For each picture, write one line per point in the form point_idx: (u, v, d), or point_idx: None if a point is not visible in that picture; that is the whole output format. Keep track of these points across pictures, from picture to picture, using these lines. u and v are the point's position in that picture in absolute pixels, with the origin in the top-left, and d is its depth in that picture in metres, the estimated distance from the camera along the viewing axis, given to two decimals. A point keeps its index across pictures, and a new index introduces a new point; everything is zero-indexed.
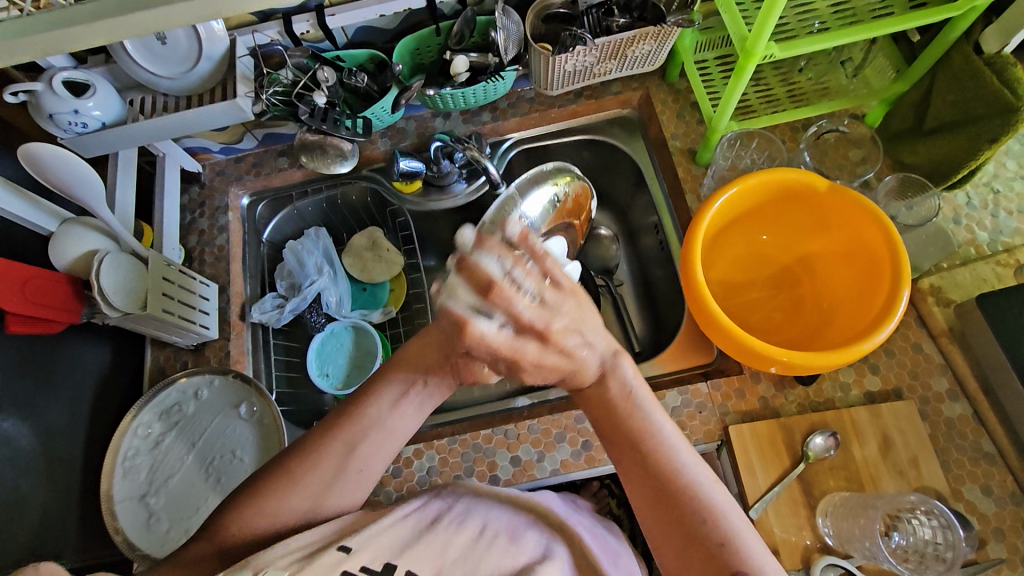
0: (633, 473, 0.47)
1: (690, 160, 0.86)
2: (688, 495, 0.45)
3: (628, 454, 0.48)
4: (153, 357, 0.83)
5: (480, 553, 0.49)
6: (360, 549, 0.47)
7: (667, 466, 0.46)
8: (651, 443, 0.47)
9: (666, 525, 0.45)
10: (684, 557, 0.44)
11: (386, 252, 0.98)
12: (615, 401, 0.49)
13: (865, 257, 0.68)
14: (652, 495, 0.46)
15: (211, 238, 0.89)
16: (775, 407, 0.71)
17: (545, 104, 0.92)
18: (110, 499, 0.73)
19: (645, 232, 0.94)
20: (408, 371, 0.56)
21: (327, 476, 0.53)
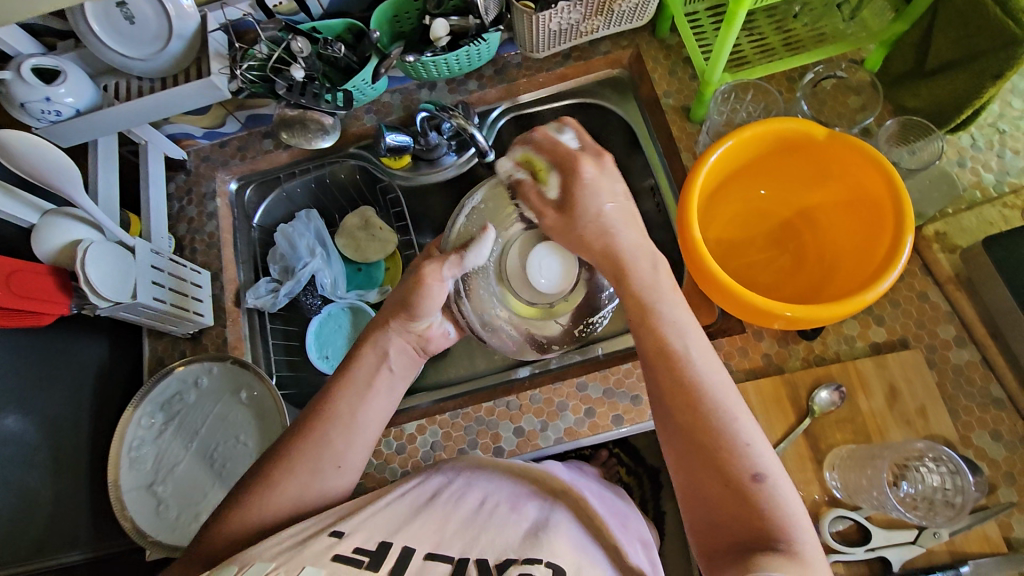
0: (654, 369, 0.49)
1: (684, 118, 0.84)
2: (707, 395, 0.47)
3: (651, 348, 0.50)
4: (151, 348, 0.83)
5: (478, 524, 0.48)
6: (352, 532, 0.46)
7: (689, 365, 0.48)
8: (674, 341, 0.49)
9: (682, 421, 0.47)
10: (697, 454, 0.46)
11: (378, 231, 0.95)
12: (647, 298, 0.52)
13: (863, 195, 0.66)
14: (674, 392, 0.48)
15: (201, 225, 0.87)
16: (779, 363, 0.70)
17: (533, 69, 0.89)
18: (118, 489, 0.73)
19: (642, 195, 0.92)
20: (370, 362, 0.59)
21: (306, 470, 0.54)
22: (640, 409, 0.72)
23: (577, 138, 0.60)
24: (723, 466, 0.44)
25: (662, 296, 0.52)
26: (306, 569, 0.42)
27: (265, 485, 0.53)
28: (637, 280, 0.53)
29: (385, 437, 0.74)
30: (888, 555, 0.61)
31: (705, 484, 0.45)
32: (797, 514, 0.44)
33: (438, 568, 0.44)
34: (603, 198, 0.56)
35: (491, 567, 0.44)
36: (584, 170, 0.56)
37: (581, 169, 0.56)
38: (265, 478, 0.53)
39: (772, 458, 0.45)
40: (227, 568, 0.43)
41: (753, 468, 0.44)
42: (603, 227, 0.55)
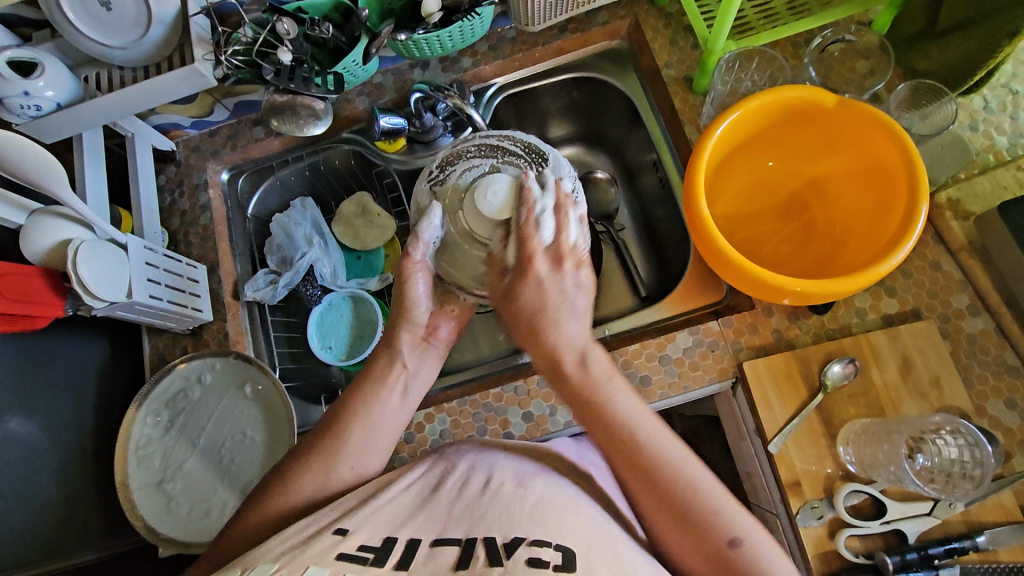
0: (615, 460, 0.52)
1: (686, 89, 0.81)
2: (672, 472, 0.50)
3: (607, 437, 0.52)
4: (151, 345, 0.81)
5: (486, 504, 0.47)
6: (357, 528, 0.45)
7: (649, 449, 0.51)
8: (629, 426, 0.52)
9: (652, 500, 0.50)
10: (677, 528, 0.49)
11: (376, 218, 0.94)
12: (589, 389, 0.54)
13: (874, 171, 0.65)
14: (636, 474, 0.51)
15: (195, 218, 0.85)
16: (790, 339, 0.69)
17: (528, 43, 0.86)
18: (128, 487, 0.73)
19: (645, 171, 0.90)
20: (385, 363, 0.61)
21: (320, 467, 0.54)
22: (650, 390, 0.70)
23: (552, 233, 0.59)
24: (700, 537, 0.48)
25: (612, 390, 0.54)
26: (310, 568, 0.41)
27: (280, 485, 0.53)
28: (573, 375, 0.55)
29: None
30: (903, 528, 0.61)
31: (692, 556, 0.49)
32: (776, 560, 0.48)
33: (446, 552, 0.43)
34: (547, 297, 0.57)
35: (500, 548, 0.42)
36: (535, 270, 0.57)
37: (534, 267, 0.57)
38: (281, 478, 0.53)
39: (744, 518, 0.49)
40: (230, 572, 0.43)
41: (727, 534, 0.48)
42: (553, 321, 0.57)
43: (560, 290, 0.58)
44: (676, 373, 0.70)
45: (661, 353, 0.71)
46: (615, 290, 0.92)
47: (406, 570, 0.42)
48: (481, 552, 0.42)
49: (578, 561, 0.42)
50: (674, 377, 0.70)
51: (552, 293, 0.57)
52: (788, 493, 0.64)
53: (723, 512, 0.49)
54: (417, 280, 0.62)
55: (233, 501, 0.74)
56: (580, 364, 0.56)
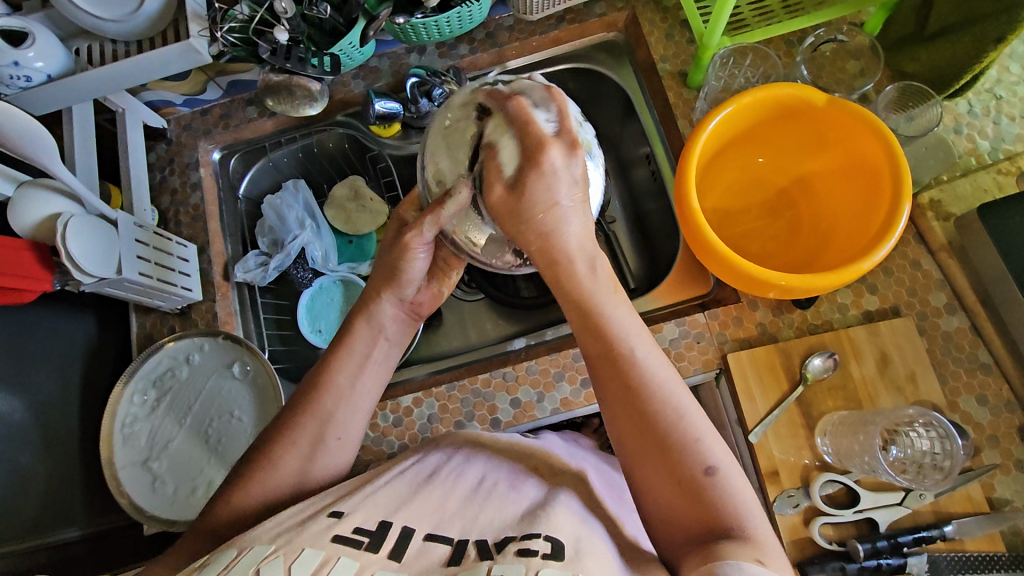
0: (598, 371, 0.49)
1: (681, 84, 0.82)
2: (657, 392, 0.47)
3: (596, 346, 0.49)
4: (139, 324, 0.81)
5: (476, 505, 0.48)
6: (352, 511, 0.46)
7: (632, 368, 0.47)
8: (617, 342, 0.48)
9: (625, 421, 0.47)
10: (650, 452, 0.46)
11: (369, 202, 0.93)
12: (586, 295, 0.50)
13: (859, 170, 0.66)
14: (617, 390, 0.47)
15: (185, 197, 0.85)
16: (773, 332, 0.71)
17: (526, 32, 0.87)
18: (113, 466, 0.73)
19: (638, 164, 0.91)
20: (367, 331, 0.58)
21: (307, 444, 0.54)
22: None
23: (555, 119, 0.50)
24: (676, 467, 0.45)
25: (608, 300, 0.50)
26: (305, 552, 0.42)
27: (268, 465, 0.54)
28: (576, 277, 0.50)
29: (382, 411, 0.74)
30: (875, 517, 0.63)
31: (659, 479, 0.45)
32: (749, 503, 0.44)
33: (437, 548, 0.44)
34: (535, 210, 0.49)
35: (491, 547, 0.43)
36: (548, 160, 0.47)
37: (546, 155, 0.47)
38: (268, 455, 0.54)
39: (722, 451, 0.45)
40: (227, 552, 0.44)
41: (703, 464, 0.44)
42: (554, 220, 0.49)
43: (556, 183, 0.48)
44: None
45: None
46: None
47: (399, 562, 0.42)
48: (472, 552, 0.43)
49: (567, 551, 0.42)
50: None
51: (564, 184, 0.48)
52: (766, 482, 0.66)
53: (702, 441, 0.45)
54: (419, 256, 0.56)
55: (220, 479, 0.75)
56: (576, 269, 0.50)
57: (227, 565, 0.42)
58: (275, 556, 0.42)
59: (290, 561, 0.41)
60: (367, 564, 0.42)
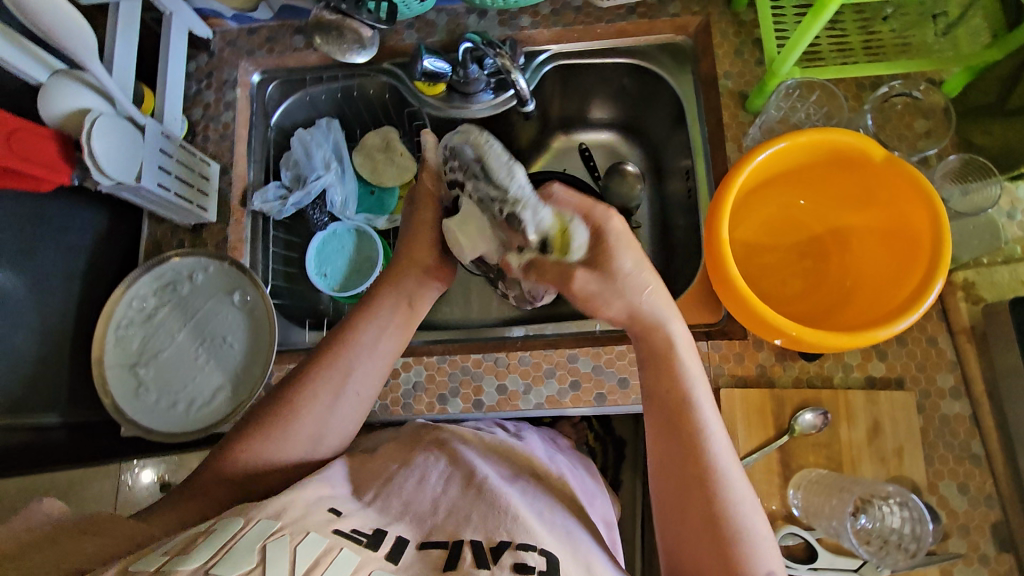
0: (674, 452, 0.51)
1: (738, 105, 0.79)
2: (725, 487, 0.49)
3: (672, 431, 0.52)
4: (150, 231, 0.81)
5: (469, 505, 0.48)
6: (349, 514, 0.45)
7: (711, 459, 0.50)
8: (706, 432, 0.51)
9: (692, 507, 0.49)
10: (706, 540, 0.48)
11: (397, 156, 0.92)
12: (675, 381, 0.53)
13: (907, 243, 0.63)
14: (688, 476, 0.50)
15: (217, 113, 0.84)
16: (771, 376, 0.70)
17: (591, 17, 0.84)
18: (101, 364, 0.75)
19: (675, 175, 0.93)
20: (394, 294, 0.61)
21: (328, 396, 0.56)
22: (625, 392, 0.72)
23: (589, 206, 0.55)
24: (732, 562, 0.46)
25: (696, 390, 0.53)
26: (310, 535, 0.40)
27: (284, 416, 0.55)
28: (671, 363, 0.53)
29: None
30: None
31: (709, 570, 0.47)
32: None
33: (434, 553, 0.43)
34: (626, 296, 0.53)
35: (486, 551, 0.43)
36: (612, 223, 0.52)
37: (608, 219, 0.52)
38: (287, 403, 0.56)
39: (774, 555, 0.48)
40: (233, 521, 0.42)
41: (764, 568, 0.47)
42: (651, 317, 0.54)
43: (629, 271, 0.53)
44: None
45: None
46: None
47: (395, 563, 0.41)
48: (467, 555, 0.42)
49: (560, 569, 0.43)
50: None
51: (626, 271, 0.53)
52: None
53: (760, 545, 0.48)
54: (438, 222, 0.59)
55: (200, 399, 0.75)
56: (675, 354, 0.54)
57: (232, 534, 0.40)
58: (281, 535, 0.40)
59: (296, 541, 0.40)
60: (367, 559, 0.40)
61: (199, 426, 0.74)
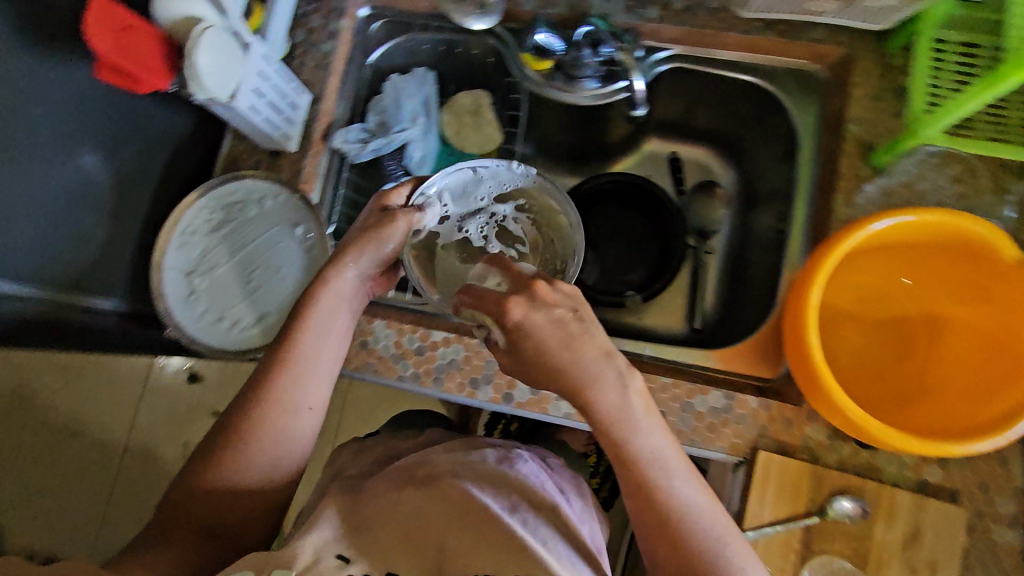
0: (634, 499, 0.51)
1: (861, 156, 0.72)
2: (694, 529, 0.49)
3: (627, 480, 0.50)
4: (230, 145, 0.81)
5: (479, 543, 0.48)
6: (356, 557, 0.47)
7: (673, 502, 0.49)
8: (661, 476, 0.50)
9: (665, 548, 0.49)
10: None
11: (485, 124, 0.89)
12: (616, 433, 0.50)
13: (1004, 364, 0.58)
14: (654, 517, 0.50)
15: (318, 41, 0.81)
16: (816, 451, 0.66)
17: (726, 24, 0.77)
18: (160, 265, 0.76)
19: (765, 211, 0.87)
20: (332, 304, 0.59)
21: (277, 415, 0.55)
22: None
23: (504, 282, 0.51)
24: None
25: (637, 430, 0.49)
26: None
27: (233, 458, 0.54)
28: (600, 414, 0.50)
29: (411, 333, 0.75)
30: None
31: None
32: None
33: None
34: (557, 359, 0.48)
35: None
36: (510, 317, 0.47)
37: (506, 313, 0.47)
38: (235, 445, 0.54)
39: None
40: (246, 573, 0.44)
41: None
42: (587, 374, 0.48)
43: (547, 326, 0.47)
44: (690, 424, 0.69)
45: (686, 399, 0.69)
46: (670, 309, 0.95)
47: None
48: None
49: None
50: (686, 427, 0.68)
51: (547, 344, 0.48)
52: None
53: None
54: (382, 248, 0.60)
55: (244, 322, 0.77)
56: (608, 411, 0.49)
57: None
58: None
59: None
60: None
61: (238, 347, 0.76)
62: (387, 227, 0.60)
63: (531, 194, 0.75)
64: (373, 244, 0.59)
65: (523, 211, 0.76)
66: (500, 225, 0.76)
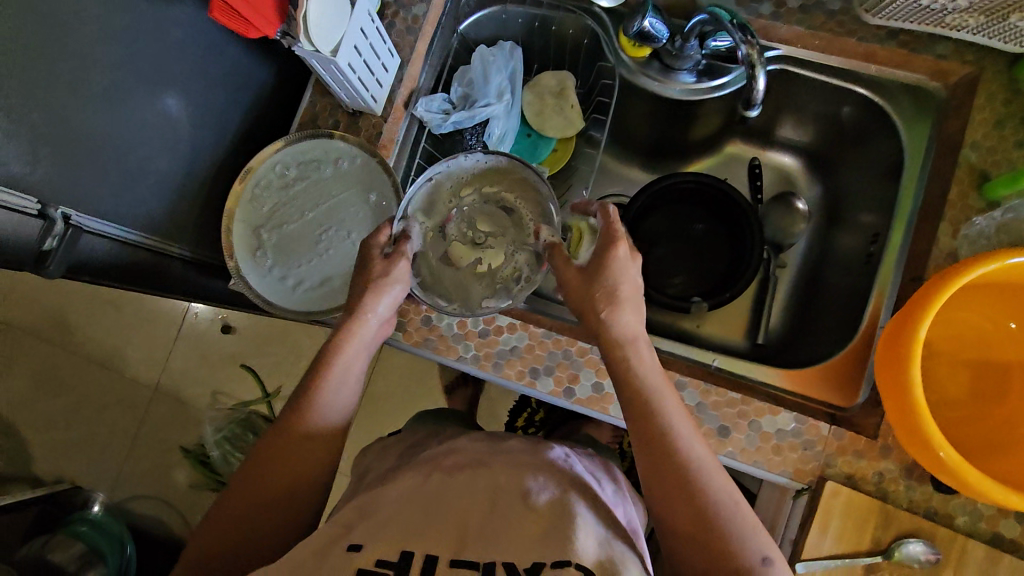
0: (647, 455, 0.51)
1: (975, 185, 0.68)
2: (708, 481, 0.49)
3: (643, 434, 0.52)
4: (309, 102, 0.79)
5: (498, 531, 0.45)
6: (367, 544, 0.45)
7: (689, 452, 0.50)
8: (675, 428, 0.51)
9: (681, 504, 0.49)
10: (702, 537, 0.47)
11: (568, 107, 0.86)
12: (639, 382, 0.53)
13: None
14: (669, 470, 0.49)
15: (410, 3, 0.77)
16: (886, 489, 0.64)
17: (844, 30, 0.73)
18: (232, 216, 0.75)
19: (850, 230, 0.84)
20: (354, 351, 0.60)
21: (300, 438, 0.55)
22: (721, 441, 0.67)
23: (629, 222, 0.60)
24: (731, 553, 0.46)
25: (658, 388, 0.53)
26: None
27: (248, 503, 0.54)
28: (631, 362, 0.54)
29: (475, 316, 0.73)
30: None
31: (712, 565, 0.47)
32: None
33: None
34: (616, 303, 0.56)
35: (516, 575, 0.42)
36: (617, 251, 0.57)
37: (616, 245, 0.57)
38: (258, 472, 0.54)
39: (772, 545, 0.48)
40: None
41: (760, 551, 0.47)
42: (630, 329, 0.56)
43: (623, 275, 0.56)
44: (755, 444, 0.66)
45: (754, 419, 0.66)
46: (731, 320, 0.92)
47: None
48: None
49: None
50: (751, 446, 0.66)
51: (628, 283, 0.56)
52: None
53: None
54: (389, 293, 0.61)
55: (308, 283, 0.76)
56: (635, 359, 0.55)
57: None
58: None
59: None
60: None
61: (300, 307, 0.75)
62: (388, 273, 0.61)
63: (486, 175, 0.69)
64: (383, 292, 0.61)
65: (489, 196, 0.69)
66: (479, 210, 0.69)
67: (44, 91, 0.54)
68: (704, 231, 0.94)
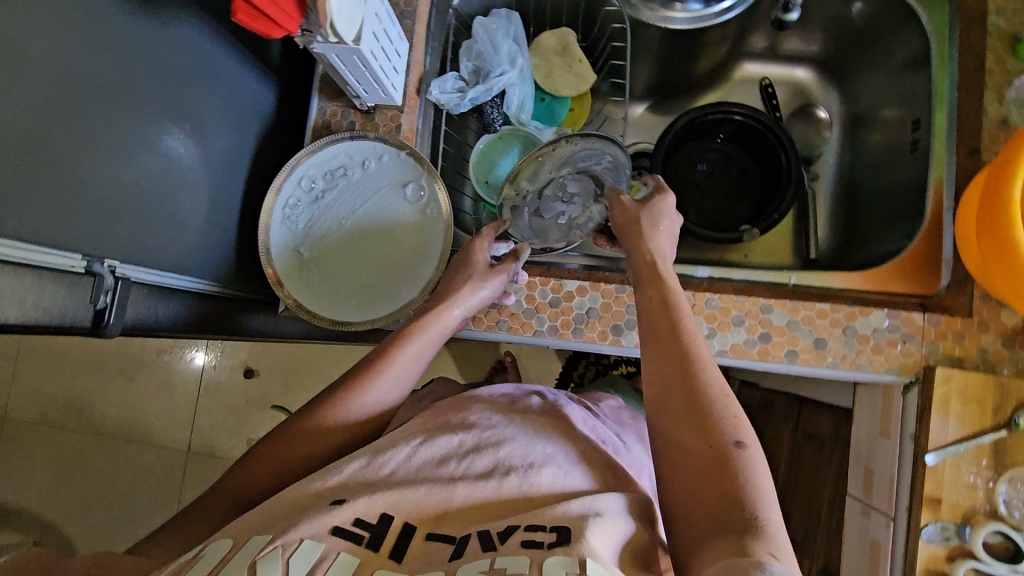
0: (653, 345, 0.50)
1: (1007, 50, 0.70)
2: (704, 368, 0.47)
3: (652, 329, 0.52)
4: (319, 108, 0.75)
5: (489, 491, 0.43)
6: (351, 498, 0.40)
7: (692, 343, 0.49)
8: (682, 322, 0.51)
9: (674, 386, 0.46)
10: (687, 420, 0.44)
11: (576, 63, 0.85)
12: (658, 288, 0.55)
13: None
14: (669, 357, 0.48)
15: None
16: (993, 363, 0.64)
17: None
18: (266, 238, 0.71)
19: (877, 127, 0.84)
20: (422, 345, 0.58)
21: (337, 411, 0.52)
22: (820, 354, 0.66)
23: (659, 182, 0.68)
24: (710, 429, 0.43)
25: (675, 293, 0.54)
26: (305, 541, 0.37)
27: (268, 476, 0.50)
28: (654, 273, 0.57)
29: (543, 287, 0.71)
30: None
31: (693, 446, 0.43)
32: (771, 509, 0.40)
33: (441, 550, 0.39)
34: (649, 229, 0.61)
35: (493, 537, 0.38)
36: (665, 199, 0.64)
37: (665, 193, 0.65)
38: (284, 436, 0.51)
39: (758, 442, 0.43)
40: (222, 542, 0.39)
41: (737, 435, 0.43)
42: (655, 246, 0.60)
43: (662, 219, 0.63)
44: (855, 348, 0.65)
45: (848, 324, 0.65)
46: (777, 245, 0.91)
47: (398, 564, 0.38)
48: (474, 545, 0.38)
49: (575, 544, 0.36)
50: (852, 352, 0.65)
51: (665, 228, 0.62)
52: (924, 505, 0.61)
53: (759, 501, 0.40)
54: (478, 294, 0.64)
55: (358, 293, 0.72)
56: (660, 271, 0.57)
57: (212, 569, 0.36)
58: (275, 546, 0.36)
59: (288, 553, 0.36)
60: (368, 565, 0.37)
61: (355, 318, 0.71)
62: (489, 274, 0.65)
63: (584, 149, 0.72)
64: (469, 293, 0.63)
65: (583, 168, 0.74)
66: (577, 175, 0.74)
67: (83, 141, 0.51)
68: (705, 171, 0.95)
